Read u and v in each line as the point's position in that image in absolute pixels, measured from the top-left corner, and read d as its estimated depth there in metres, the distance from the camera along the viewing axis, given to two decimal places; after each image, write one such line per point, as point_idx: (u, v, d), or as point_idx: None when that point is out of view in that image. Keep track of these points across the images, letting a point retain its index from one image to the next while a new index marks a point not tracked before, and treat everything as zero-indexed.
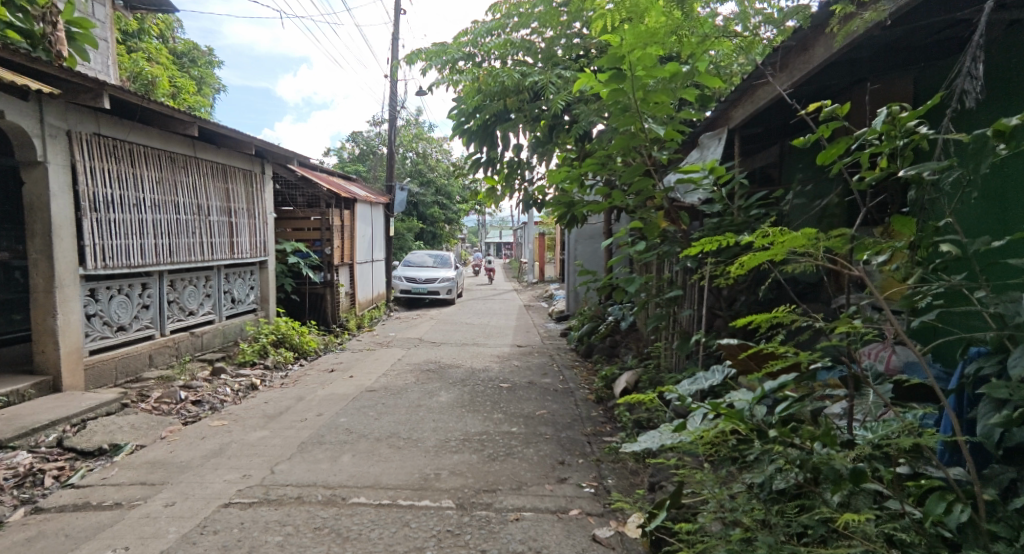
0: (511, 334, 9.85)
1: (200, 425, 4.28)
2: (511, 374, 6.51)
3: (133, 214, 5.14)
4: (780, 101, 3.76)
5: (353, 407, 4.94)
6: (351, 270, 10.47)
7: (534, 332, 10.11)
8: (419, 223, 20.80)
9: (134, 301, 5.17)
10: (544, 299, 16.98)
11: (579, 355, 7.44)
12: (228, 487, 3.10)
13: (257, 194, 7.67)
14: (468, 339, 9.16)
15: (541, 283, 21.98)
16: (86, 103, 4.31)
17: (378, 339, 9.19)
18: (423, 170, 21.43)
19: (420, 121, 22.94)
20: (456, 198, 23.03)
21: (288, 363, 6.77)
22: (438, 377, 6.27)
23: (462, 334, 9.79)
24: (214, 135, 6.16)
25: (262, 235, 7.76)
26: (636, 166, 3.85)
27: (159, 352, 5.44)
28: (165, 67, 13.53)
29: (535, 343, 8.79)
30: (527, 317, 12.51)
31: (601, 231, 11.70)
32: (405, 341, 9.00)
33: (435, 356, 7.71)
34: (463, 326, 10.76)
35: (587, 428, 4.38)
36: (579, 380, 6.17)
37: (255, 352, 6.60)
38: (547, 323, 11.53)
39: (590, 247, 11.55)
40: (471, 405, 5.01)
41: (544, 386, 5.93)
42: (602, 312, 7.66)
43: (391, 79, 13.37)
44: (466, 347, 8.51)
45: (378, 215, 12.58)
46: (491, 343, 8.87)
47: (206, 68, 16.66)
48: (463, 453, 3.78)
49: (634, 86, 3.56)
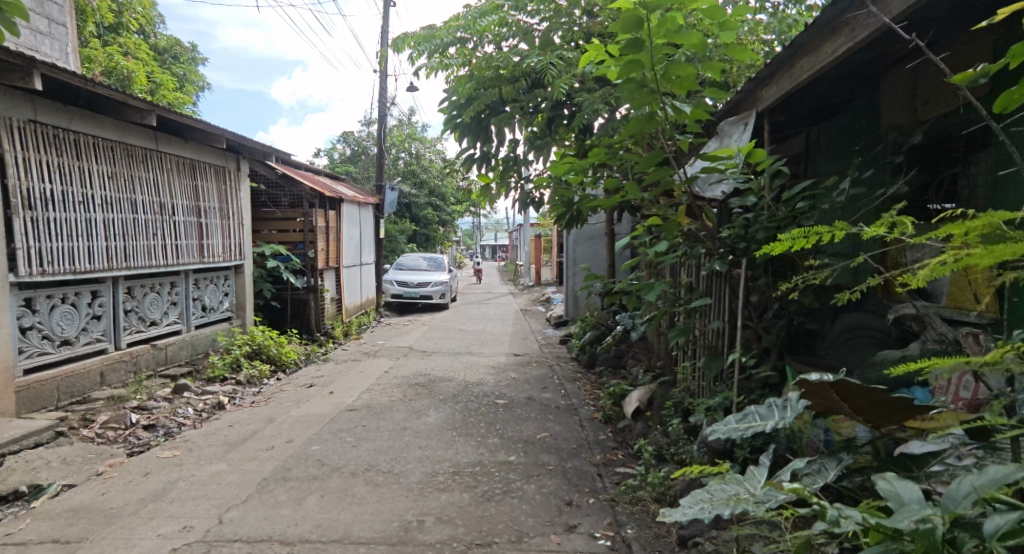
0: (508, 341, 9.30)
1: (147, 456, 3.70)
2: (508, 389, 5.95)
3: (79, 213, 4.57)
4: (821, 78, 3.19)
5: (329, 431, 4.35)
6: (337, 274, 9.89)
7: (532, 340, 9.53)
8: (412, 225, 20.25)
9: (81, 311, 4.59)
10: (541, 302, 16.45)
11: (581, 365, 6.89)
12: (161, 545, 2.53)
13: (232, 192, 7.09)
14: (462, 348, 8.60)
15: (538, 286, 21.44)
16: (15, 84, 3.76)
17: (365, 349, 8.59)
18: (416, 171, 20.87)
19: (413, 121, 22.39)
20: (450, 200, 22.46)
21: (263, 378, 6.17)
22: (428, 393, 5.69)
23: (456, 342, 9.21)
24: (177, 126, 5.58)
25: (237, 236, 7.17)
26: (652, 153, 3.27)
27: (112, 369, 4.85)
28: (144, 63, 12.98)
29: (534, 352, 8.23)
30: (525, 323, 11.93)
31: (602, 232, 11.16)
32: (394, 350, 8.42)
33: (425, 368, 7.13)
34: (456, 333, 10.20)
35: (596, 457, 3.81)
36: (583, 395, 5.61)
37: (226, 366, 6.01)
38: (546, 330, 10.96)
39: (590, 249, 11.02)
40: (463, 428, 4.44)
41: (545, 403, 5.36)
42: (605, 319, 7.10)
43: (381, 75, 12.81)
44: (459, 357, 7.94)
45: (367, 216, 12.00)
46: (487, 352, 8.30)
47: (191, 65, 16.06)
48: (453, 491, 3.21)
49: (653, 58, 2.99)
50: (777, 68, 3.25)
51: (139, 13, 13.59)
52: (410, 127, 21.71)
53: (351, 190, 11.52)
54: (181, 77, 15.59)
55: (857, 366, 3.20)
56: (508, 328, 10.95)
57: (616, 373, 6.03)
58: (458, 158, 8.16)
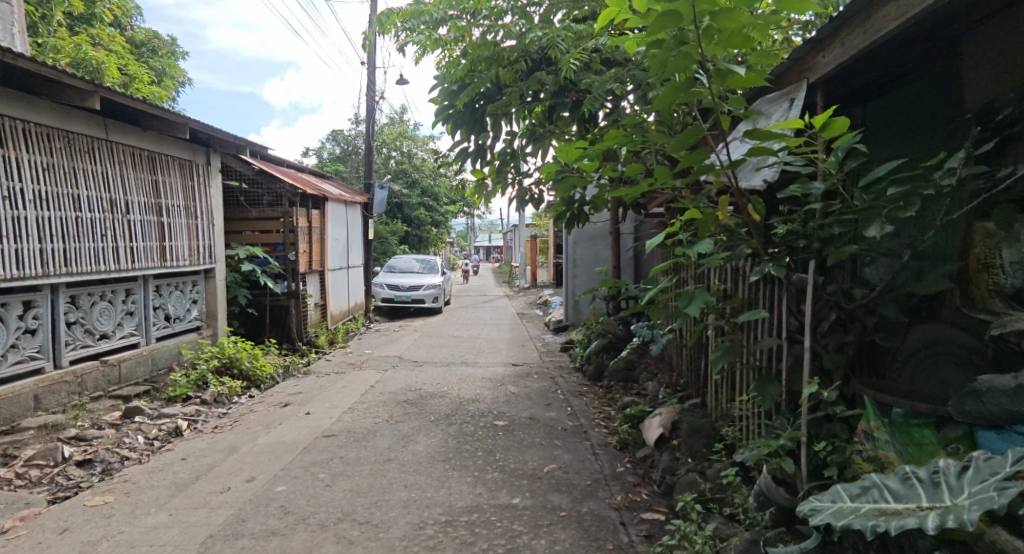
0: (506, 350, 8.68)
1: (73, 503, 3.08)
2: (508, 407, 5.32)
3: (4, 210, 3.95)
4: (897, 36, 2.58)
5: (299, 464, 3.72)
6: (322, 278, 9.26)
7: (531, 347, 8.92)
8: (404, 225, 19.62)
9: (9, 325, 3.97)
10: (538, 306, 15.84)
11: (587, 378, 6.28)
12: None
13: (201, 188, 6.45)
14: (457, 358, 7.98)
15: (534, 288, 20.85)
16: None
17: (350, 359, 7.94)
18: (408, 170, 20.25)
19: (404, 119, 21.77)
20: (443, 200, 21.82)
21: (233, 396, 5.52)
22: (418, 412, 5.07)
23: (449, 350, 8.59)
24: (130, 112, 4.96)
25: (207, 238, 6.53)
26: (687, 132, 2.64)
27: (50, 392, 4.24)
28: (119, 55, 12.35)
29: (534, 362, 7.62)
30: (522, 328, 11.32)
31: (603, 232, 10.70)
32: (382, 361, 7.77)
33: (416, 381, 6.50)
34: (450, 341, 9.56)
35: (616, 497, 3.19)
36: (592, 414, 4.99)
37: (189, 384, 5.37)
38: (546, 335, 10.35)
39: (593, 249, 10.58)
40: (457, 459, 3.81)
41: (549, 424, 4.74)
42: (612, 326, 6.50)
43: (369, 68, 12.20)
44: (453, 368, 7.31)
45: (354, 216, 11.38)
46: (483, 362, 7.68)
47: (171, 60, 15.38)
48: (442, 551, 2.59)
49: (695, 11, 2.33)
50: (842, 27, 2.64)
51: (114, 4, 12.92)
52: (402, 125, 21.06)
53: (336, 189, 10.85)
54: (159, 72, 14.91)
55: (940, 392, 2.58)
56: (505, 334, 10.32)
57: (628, 388, 5.42)
58: (451, 152, 7.57)
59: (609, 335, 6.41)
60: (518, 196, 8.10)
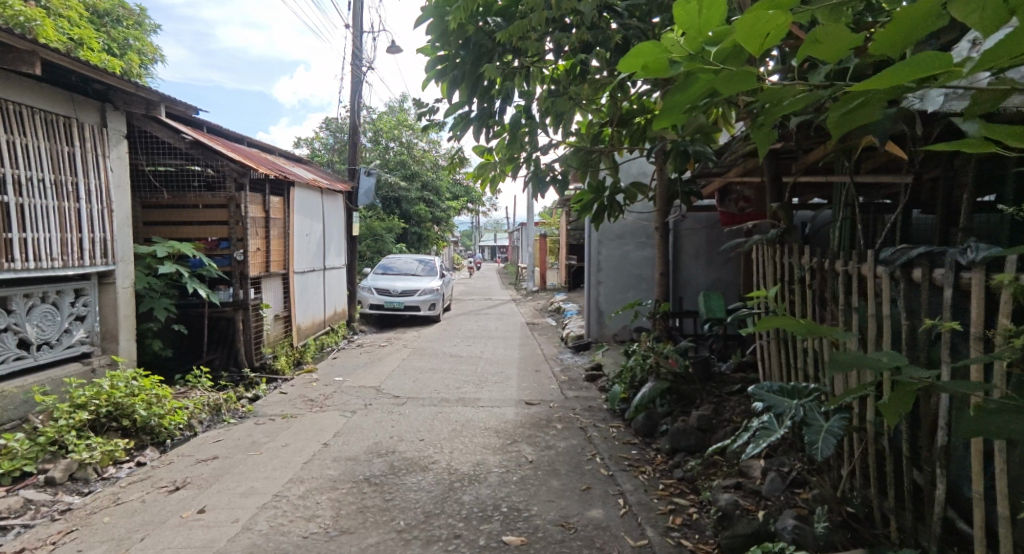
0: (515, 379, 6.80)
1: None
2: (522, 497, 3.42)
3: None
4: None
5: None
6: (286, 283, 7.47)
7: (547, 375, 7.06)
8: (402, 222, 17.80)
9: None
10: (550, 314, 13.95)
11: (634, 437, 4.41)
12: None
13: (94, 156, 4.54)
14: (452, 392, 6.10)
15: (543, 292, 19.08)
16: None
17: (313, 393, 6.08)
18: (407, 161, 18.39)
19: (404, 106, 19.90)
20: (444, 195, 19.94)
21: (105, 467, 3.63)
22: (380, 512, 3.17)
23: (444, 378, 6.74)
24: None
25: (103, 226, 4.62)
26: None
27: None
28: (65, 18, 10.47)
29: (554, 402, 5.76)
30: (534, 344, 9.47)
31: (633, 229, 8.87)
32: (354, 396, 5.93)
33: (392, 435, 4.61)
34: (446, 363, 7.71)
35: None
36: (661, 520, 3.09)
37: (32, 452, 3.48)
38: (563, 355, 8.50)
39: (620, 252, 8.74)
40: None
41: (598, 545, 2.82)
42: (666, 360, 4.66)
43: (357, 32, 10.33)
44: (446, 410, 5.45)
45: (334, 207, 9.57)
46: (486, 399, 5.82)
47: (138, 31, 13.54)
48: None
49: None
50: None
51: None
52: (401, 112, 19.17)
53: (310, 173, 9.03)
54: (124, 44, 13.05)
55: None
56: (514, 354, 8.44)
57: (709, 468, 3.52)
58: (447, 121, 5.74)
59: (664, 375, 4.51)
60: (534, 182, 6.18)
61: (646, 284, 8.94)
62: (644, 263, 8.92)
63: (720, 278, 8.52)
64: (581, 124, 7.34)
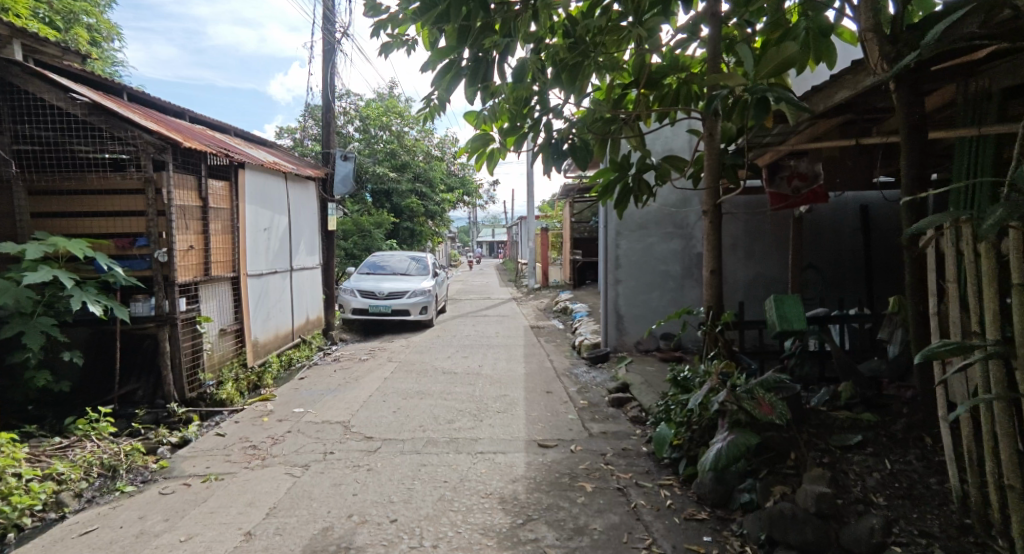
0: (522, 407, 5.40)
1: None
2: None
3: None
4: None
5: None
6: (235, 289, 6.06)
7: (561, 400, 5.68)
8: (391, 217, 16.39)
9: None
10: (555, 315, 12.54)
11: (701, 514, 3.02)
12: None
13: None
14: (441, 430, 4.71)
15: (546, 289, 17.71)
16: None
17: (262, 432, 4.69)
18: (397, 151, 16.92)
19: (393, 92, 18.46)
20: (438, 187, 18.50)
21: None
22: None
23: (431, 408, 5.36)
24: None
25: None
26: None
27: None
28: None
29: (575, 444, 4.38)
30: (541, 354, 8.08)
31: (656, 217, 7.49)
32: (315, 437, 4.56)
33: (350, 510, 3.22)
34: (437, 384, 6.33)
35: None
36: None
37: None
38: (577, 369, 7.12)
39: (641, 246, 7.45)
40: None
41: None
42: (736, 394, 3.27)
43: None
44: (431, 460, 4.06)
45: (303, 197, 8.17)
46: (486, 441, 4.43)
47: (88, 5, 12.04)
48: None
49: None
50: None
51: None
52: (390, 98, 17.67)
53: (272, 157, 7.62)
54: (71, 20, 11.52)
55: None
56: (518, 369, 7.03)
57: None
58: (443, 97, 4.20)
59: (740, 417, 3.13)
60: (547, 157, 4.59)
61: (673, 282, 7.53)
62: (670, 257, 7.51)
63: (763, 272, 7.10)
64: (599, 88, 5.92)
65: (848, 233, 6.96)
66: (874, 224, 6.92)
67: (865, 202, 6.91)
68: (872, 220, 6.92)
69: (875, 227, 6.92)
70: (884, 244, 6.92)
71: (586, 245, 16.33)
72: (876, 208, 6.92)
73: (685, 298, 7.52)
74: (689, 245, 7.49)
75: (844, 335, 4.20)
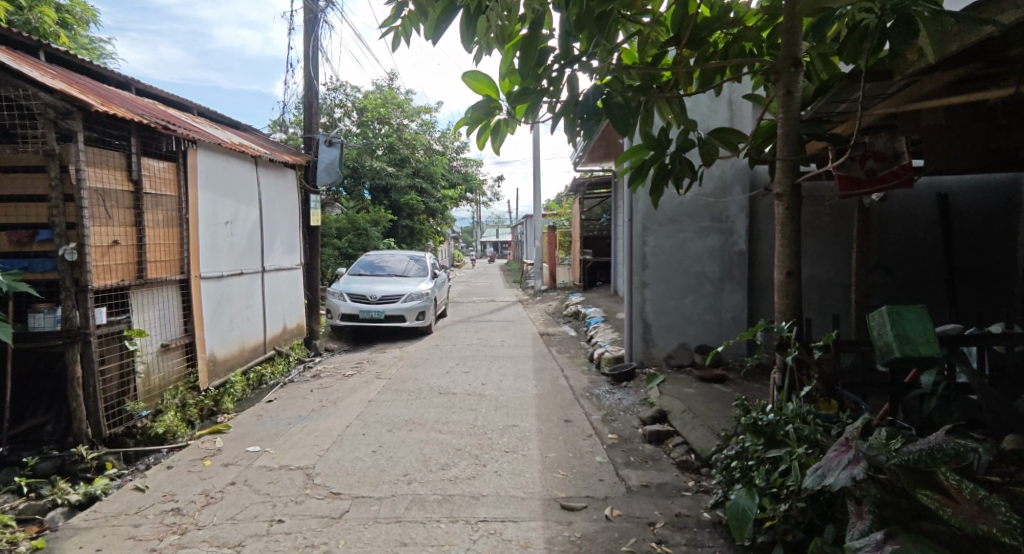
0: (536, 445, 4.28)
1: None
2: None
3: None
4: None
5: None
6: (183, 294, 4.95)
7: (584, 434, 4.57)
8: (389, 214, 15.27)
9: None
10: (565, 321, 11.37)
11: None
12: None
13: None
14: (431, 481, 3.61)
15: (554, 291, 16.59)
16: None
17: (196, 484, 3.58)
18: (395, 145, 15.80)
19: (392, 82, 17.36)
20: (439, 182, 17.36)
21: None
22: None
23: (421, 446, 4.25)
24: None
25: None
26: None
27: None
28: None
29: (609, 507, 3.26)
30: (555, 369, 6.96)
31: (690, 211, 6.35)
32: (265, 493, 3.44)
33: None
34: (430, 409, 5.22)
35: None
36: None
37: None
38: (600, 389, 6.00)
39: (671, 245, 6.35)
40: None
41: None
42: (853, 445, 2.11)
43: None
44: (415, 533, 2.96)
45: (278, 186, 7.04)
46: (491, 501, 3.33)
47: None
48: None
49: None
50: None
51: None
52: (388, 88, 16.56)
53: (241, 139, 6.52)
54: None
55: None
56: (529, 390, 5.90)
57: None
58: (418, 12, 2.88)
59: (882, 492, 2.02)
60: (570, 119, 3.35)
61: (710, 286, 6.38)
62: (707, 256, 6.37)
63: (821, 274, 5.96)
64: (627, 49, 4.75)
65: (925, 227, 5.81)
66: (955, 216, 5.73)
67: (945, 189, 5.75)
68: (954, 210, 5.76)
69: (957, 218, 5.73)
70: (970, 240, 5.77)
71: (597, 244, 15.14)
72: (958, 196, 5.74)
73: (724, 305, 6.38)
74: (728, 241, 6.35)
75: (983, 361, 3.06)
